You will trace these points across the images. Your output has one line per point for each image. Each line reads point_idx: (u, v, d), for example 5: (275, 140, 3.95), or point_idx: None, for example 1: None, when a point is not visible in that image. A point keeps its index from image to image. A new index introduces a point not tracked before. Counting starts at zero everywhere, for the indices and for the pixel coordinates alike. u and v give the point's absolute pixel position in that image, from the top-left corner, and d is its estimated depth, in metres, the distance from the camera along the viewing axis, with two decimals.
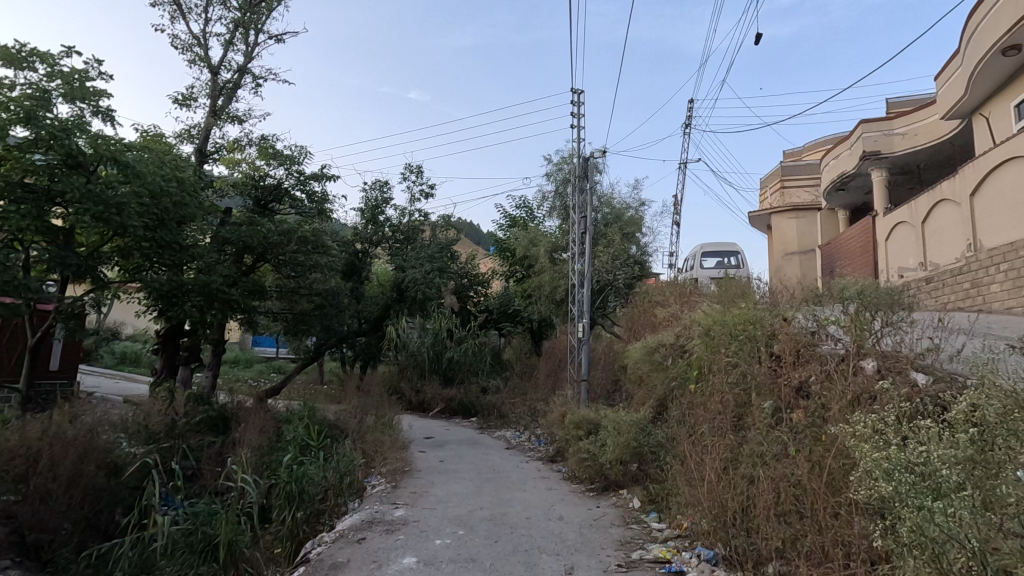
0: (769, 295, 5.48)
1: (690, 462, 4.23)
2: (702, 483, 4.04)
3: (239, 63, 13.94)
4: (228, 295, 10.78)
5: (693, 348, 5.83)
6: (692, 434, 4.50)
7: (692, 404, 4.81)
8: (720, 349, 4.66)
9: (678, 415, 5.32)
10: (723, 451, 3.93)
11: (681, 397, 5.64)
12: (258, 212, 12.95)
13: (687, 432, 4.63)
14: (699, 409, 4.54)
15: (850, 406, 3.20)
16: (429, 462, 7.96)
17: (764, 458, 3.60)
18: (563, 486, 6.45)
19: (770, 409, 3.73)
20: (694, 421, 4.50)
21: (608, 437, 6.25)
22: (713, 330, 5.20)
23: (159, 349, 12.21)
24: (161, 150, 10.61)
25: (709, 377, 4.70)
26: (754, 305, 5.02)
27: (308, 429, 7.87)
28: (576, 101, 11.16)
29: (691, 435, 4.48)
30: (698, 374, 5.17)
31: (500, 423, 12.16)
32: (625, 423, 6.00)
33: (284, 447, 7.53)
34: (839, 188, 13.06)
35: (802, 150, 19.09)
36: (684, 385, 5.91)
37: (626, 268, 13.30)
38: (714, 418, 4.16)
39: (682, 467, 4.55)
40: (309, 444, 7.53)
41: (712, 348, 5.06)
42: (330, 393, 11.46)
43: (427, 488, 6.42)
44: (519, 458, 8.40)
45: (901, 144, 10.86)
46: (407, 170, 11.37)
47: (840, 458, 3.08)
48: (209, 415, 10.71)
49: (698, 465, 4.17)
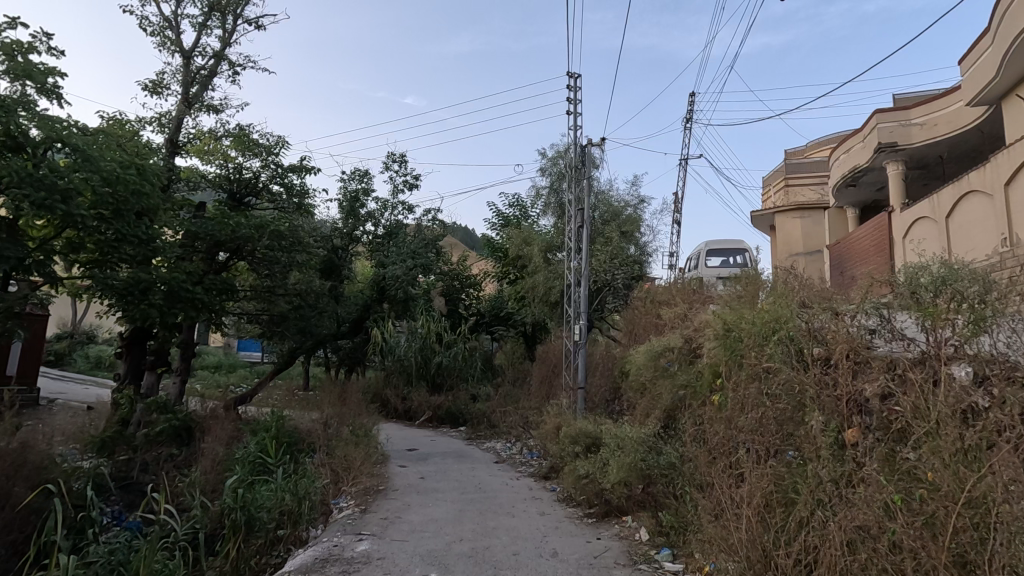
0: (802, 286, 4.68)
1: (726, 493, 3.51)
2: (741, 522, 3.32)
3: (215, 49, 13.16)
4: (192, 293, 9.90)
5: (710, 351, 5.02)
6: (722, 456, 3.74)
7: (716, 415, 4.04)
8: (753, 351, 3.89)
9: (699, 430, 4.51)
10: (766, 483, 3.24)
11: (701, 409, 4.80)
12: (232, 207, 12.09)
13: (712, 450, 3.88)
14: (729, 424, 3.77)
15: (962, 430, 2.46)
16: (408, 479, 7.09)
17: (831, 495, 2.93)
18: (558, 510, 5.63)
19: (830, 432, 3.02)
20: (725, 439, 3.75)
21: (610, 454, 5.40)
22: (741, 329, 4.38)
23: (124, 352, 11.31)
24: (121, 136, 9.83)
25: (737, 382, 3.91)
26: (791, 300, 4.22)
27: (267, 441, 7.01)
28: (573, 85, 10.39)
29: (723, 457, 3.73)
30: (722, 379, 4.36)
31: (490, 432, 11.34)
32: (629, 440, 5.14)
33: (240, 463, 6.66)
34: (850, 183, 12.34)
35: (806, 148, 18.39)
36: (702, 395, 5.08)
37: (625, 267, 12.54)
38: (754, 437, 3.42)
39: (707, 498, 3.79)
40: (267, 462, 6.68)
41: (738, 351, 4.29)
42: (306, 399, 10.57)
43: (401, 513, 5.58)
44: (509, 474, 7.53)
45: (920, 135, 10.22)
46: (391, 159, 10.52)
47: (952, 505, 2.38)
48: (172, 426, 9.68)
49: (734, 497, 3.45)
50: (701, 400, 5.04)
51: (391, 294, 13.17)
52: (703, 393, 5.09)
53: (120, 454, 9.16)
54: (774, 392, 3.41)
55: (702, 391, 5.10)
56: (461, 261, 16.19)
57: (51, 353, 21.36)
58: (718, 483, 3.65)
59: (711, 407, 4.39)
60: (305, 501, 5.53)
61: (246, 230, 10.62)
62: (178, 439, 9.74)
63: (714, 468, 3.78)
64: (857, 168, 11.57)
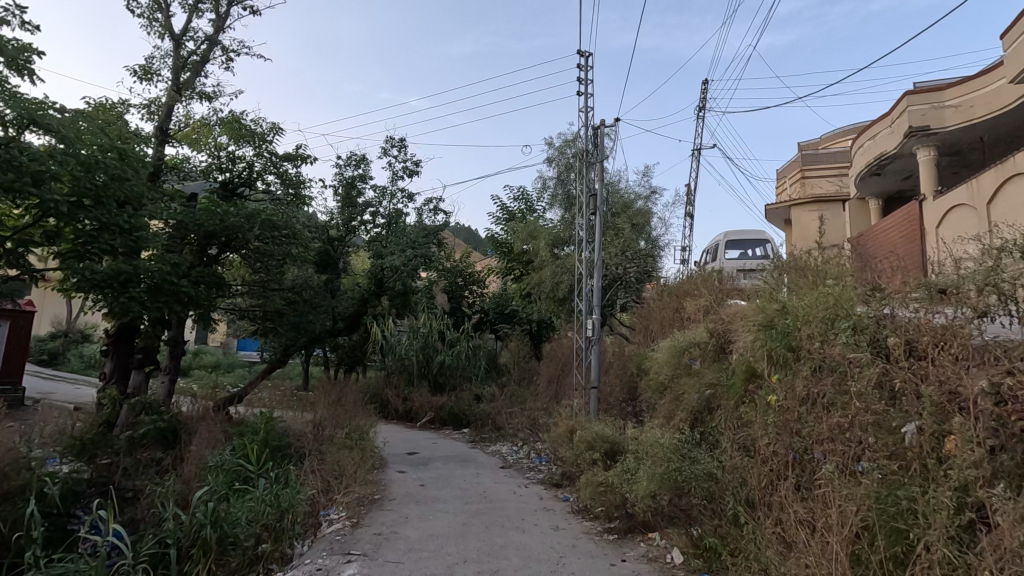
0: (861, 274, 4.05)
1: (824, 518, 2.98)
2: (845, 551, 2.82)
3: (208, 33, 12.59)
4: (178, 286, 9.26)
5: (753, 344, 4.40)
6: (797, 471, 3.33)
7: (773, 420, 3.55)
8: (827, 344, 3.34)
9: (749, 437, 3.94)
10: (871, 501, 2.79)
11: (747, 411, 4.16)
12: (224, 197, 11.51)
13: (776, 460, 3.47)
14: (798, 432, 3.36)
15: None
16: (407, 487, 6.46)
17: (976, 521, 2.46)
18: (574, 525, 5.03)
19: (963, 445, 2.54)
20: (796, 448, 3.34)
21: (637, 462, 4.77)
22: (805, 319, 3.76)
23: (110, 350, 10.76)
24: (104, 120, 9.27)
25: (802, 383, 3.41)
26: (862, 288, 3.58)
27: (251, 446, 6.47)
28: (584, 65, 9.77)
29: (801, 472, 3.31)
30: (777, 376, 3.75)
31: (495, 435, 10.68)
32: (658, 447, 4.50)
33: (219, 470, 6.09)
34: (875, 172, 11.69)
35: (822, 140, 17.73)
36: (743, 396, 4.45)
37: (637, 260, 11.87)
38: (833, 448, 3.06)
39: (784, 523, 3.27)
40: (249, 470, 6.10)
41: (800, 348, 3.70)
42: (300, 399, 9.97)
43: (398, 527, 5.00)
44: (517, 481, 6.91)
45: (955, 118, 9.59)
46: (389, 143, 9.92)
47: None
48: (157, 428, 9.20)
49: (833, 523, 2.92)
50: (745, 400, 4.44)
51: (389, 285, 12.82)
52: (750, 394, 4.39)
53: (101, 458, 8.52)
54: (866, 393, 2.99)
55: (749, 392, 4.41)
56: (463, 257, 15.58)
57: (45, 352, 20.94)
58: (793, 502, 3.23)
59: (763, 410, 3.80)
60: (287, 516, 4.96)
61: (236, 219, 9.97)
62: (164, 442, 9.27)
63: (785, 485, 3.35)
64: (884, 156, 10.93)
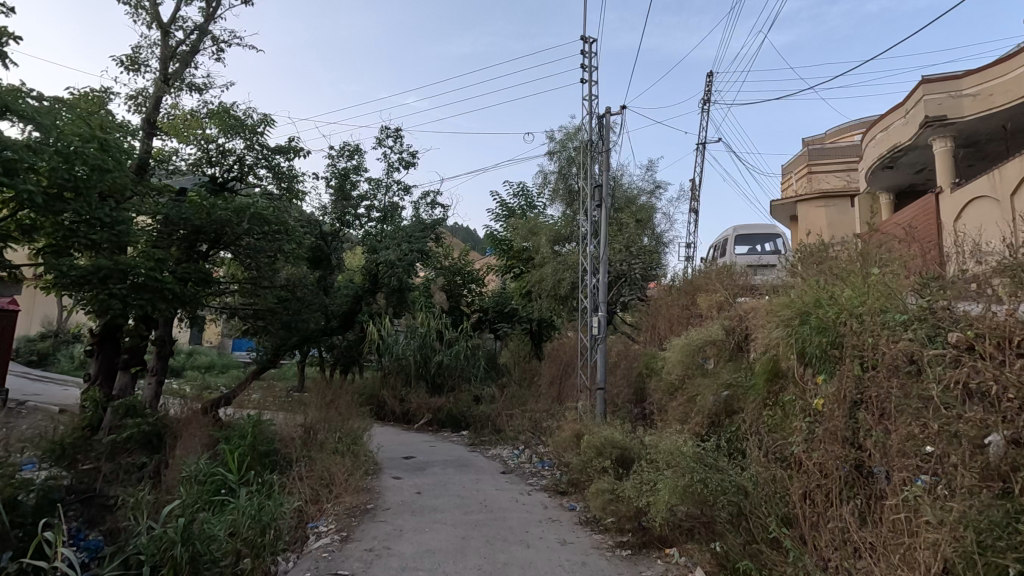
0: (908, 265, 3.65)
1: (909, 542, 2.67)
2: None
3: (197, 22, 12.15)
4: (162, 282, 8.76)
5: (787, 342, 4.05)
6: (861, 487, 3.09)
7: (821, 430, 3.30)
8: (888, 344, 3.05)
9: (786, 446, 3.62)
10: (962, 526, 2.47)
11: (785, 414, 3.84)
12: (214, 190, 11.09)
13: (824, 474, 3.21)
14: (855, 444, 3.15)
15: None
16: (402, 495, 6.05)
17: None
18: (583, 538, 4.64)
19: None
20: (855, 463, 3.13)
21: (652, 471, 4.38)
22: (854, 317, 3.40)
23: (95, 349, 10.23)
24: (86, 109, 8.85)
25: (857, 388, 3.20)
26: (915, 279, 3.26)
27: (233, 454, 6.08)
28: (587, 51, 9.36)
29: (861, 488, 3.10)
30: (824, 378, 3.45)
31: (495, 438, 10.28)
32: (677, 455, 4.11)
33: (199, 479, 5.70)
34: (887, 165, 11.33)
35: (827, 134, 17.38)
36: (765, 396, 4.43)
37: (643, 257, 11.49)
38: (895, 462, 2.85)
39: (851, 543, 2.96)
40: (230, 479, 5.72)
41: (852, 349, 3.33)
42: (291, 402, 9.57)
43: (391, 541, 4.61)
44: (519, 488, 6.51)
45: (973, 107, 9.19)
46: (384, 133, 9.52)
47: None
48: (141, 431, 8.79)
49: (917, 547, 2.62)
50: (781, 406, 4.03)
51: (385, 281, 12.38)
52: (778, 390, 4.36)
53: (82, 463, 8.20)
54: (945, 403, 2.67)
55: (776, 385, 4.39)
56: (462, 256, 15.19)
57: (34, 353, 20.49)
58: (849, 523, 2.98)
59: (808, 416, 3.46)
60: (270, 531, 4.63)
61: (223, 212, 9.49)
62: (149, 446, 8.88)
63: (842, 504, 3.10)
64: (898, 147, 10.57)
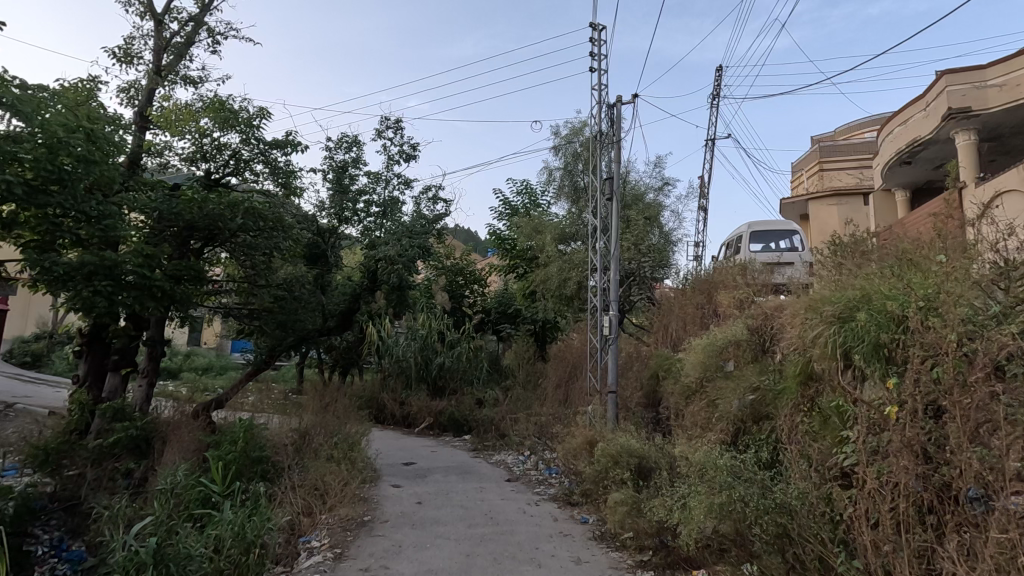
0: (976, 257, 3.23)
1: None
2: None
3: (192, 13, 11.80)
4: (150, 279, 8.39)
5: (834, 341, 3.67)
6: (946, 510, 2.75)
7: (889, 442, 2.96)
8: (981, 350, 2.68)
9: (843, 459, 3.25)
10: None
11: (841, 424, 3.47)
12: (207, 186, 10.72)
13: (898, 493, 2.88)
14: (937, 460, 2.82)
15: None
16: (402, 505, 5.65)
17: None
18: (600, 557, 4.23)
19: None
20: (937, 482, 2.80)
21: (682, 486, 3.98)
22: (929, 318, 3.01)
23: (84, 351, 9.86)
24: (73, 99, 8.49)
25: (931, 396, 2.87)
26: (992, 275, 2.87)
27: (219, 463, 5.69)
28: (596, 38, 8.97)
29: (946, 510, 2.77)
30: (893, 382, 3.09)
31: (499, 443, 9.87)
32: (714, 466, 3.72)
33: (182, 489, 5.32)
34: (905, 160, 10.94)
35: (838, 132, 17.02)
36: (799, 398, 4.08)
37: (652, 254, 11.10)
38: (998, 486, 2.50)
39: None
40: (214, 490, 5.32)
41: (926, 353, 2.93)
42: (287, 404, 9.17)
43: (389, 559, 4.22)
44: (525, 497, 6.10)
45: (998, 98, 8.79)
46: (385, 124, 9.14)
47: None
48: (129, 436, 8.11)
49: None
50: (826, 411, 3.66)
51: (384, 279, 11.94)
52: (814, 392, 4.01)
53: (67, 469, 7.82)
54: None
55: (811, 388, 4.04)
56: (464, 255, 14.80)
57: (28, 354, 20.10)
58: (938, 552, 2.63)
59: (873, 428, 3.09)
60: (254, 549, 4.28)
61: (215, 207, 9.00)
62: (137, 453, 8.24)
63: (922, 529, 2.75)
64: (917, 141, 10.18)
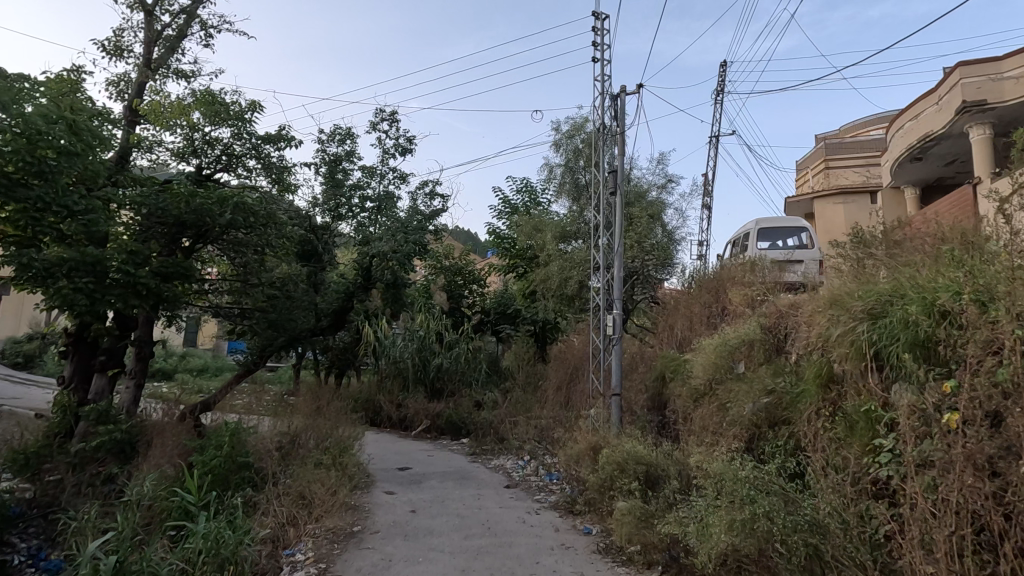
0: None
1: None
2: None
3: (183, 5, 11.50)
4: (135, 276, 8.00)
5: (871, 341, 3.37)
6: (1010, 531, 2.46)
7: (943, 454, 2.67)
8: None
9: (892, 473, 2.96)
10: None
11: (881, 432, 3.18)
12: (197, 182, 10.43)
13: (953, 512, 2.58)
14: (1000, 475, 2.52)
15: None
16: (395, 514, 5.33)
17: None
18: (606, 573, 3.91)
19: None
20: (1000, 500, 2.50)
21: (700, 499, 3.65)
22: (998, 322, 2.70)
23: (70, 351, 9.57)
24: (57, 90, 8.19)
25: (991, 405, 2.58)
26: None
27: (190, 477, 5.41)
28: (599, 27, 8.65)
29: (1010, 531, 2.47)
30: (949, 387, 2.80)
31: (498, 446, 9.55)
32: (737, 478, 3.40)
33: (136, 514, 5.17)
34: (916, 157, 10.65)
35: (844, 130, 16.75)
36: (819, 402, 3.80)
37: (656, 253, 10.80)
38: None
39: None
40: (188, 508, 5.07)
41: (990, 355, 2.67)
42: (280, 406, 8.85)
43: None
44: (525, 505, 5.78)
45: (1015, 91, 8.48)
46: (380, 116, 8.82)
47: None
48: (113, 440, 7.66)
49: None
50: (855, 416, 3.38)
51: (378, 276, 11.57)
52: (837, 396, 3.73)
53: (48, 474, 7.52)
54: None
55: (833, 391, 3.76)
56: (463, 255, 14.50)
57: (20, 355, 19.80)
58: None
59: (923, 439, 2.80)
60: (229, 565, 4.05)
61: (204, 201, 8.64)
62: (122, 457, 7.82)
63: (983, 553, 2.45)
64: (929, 136, 9.88)
